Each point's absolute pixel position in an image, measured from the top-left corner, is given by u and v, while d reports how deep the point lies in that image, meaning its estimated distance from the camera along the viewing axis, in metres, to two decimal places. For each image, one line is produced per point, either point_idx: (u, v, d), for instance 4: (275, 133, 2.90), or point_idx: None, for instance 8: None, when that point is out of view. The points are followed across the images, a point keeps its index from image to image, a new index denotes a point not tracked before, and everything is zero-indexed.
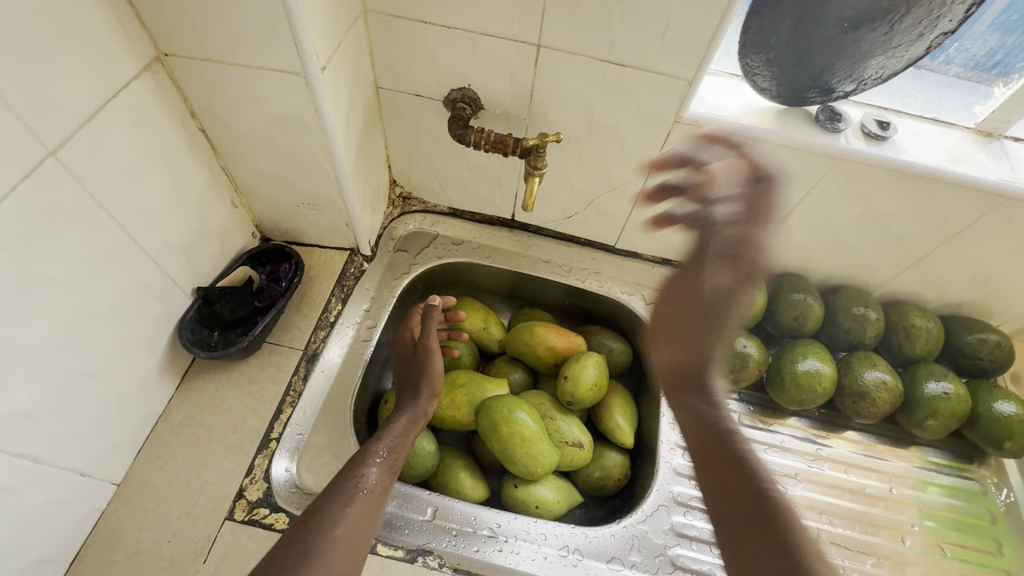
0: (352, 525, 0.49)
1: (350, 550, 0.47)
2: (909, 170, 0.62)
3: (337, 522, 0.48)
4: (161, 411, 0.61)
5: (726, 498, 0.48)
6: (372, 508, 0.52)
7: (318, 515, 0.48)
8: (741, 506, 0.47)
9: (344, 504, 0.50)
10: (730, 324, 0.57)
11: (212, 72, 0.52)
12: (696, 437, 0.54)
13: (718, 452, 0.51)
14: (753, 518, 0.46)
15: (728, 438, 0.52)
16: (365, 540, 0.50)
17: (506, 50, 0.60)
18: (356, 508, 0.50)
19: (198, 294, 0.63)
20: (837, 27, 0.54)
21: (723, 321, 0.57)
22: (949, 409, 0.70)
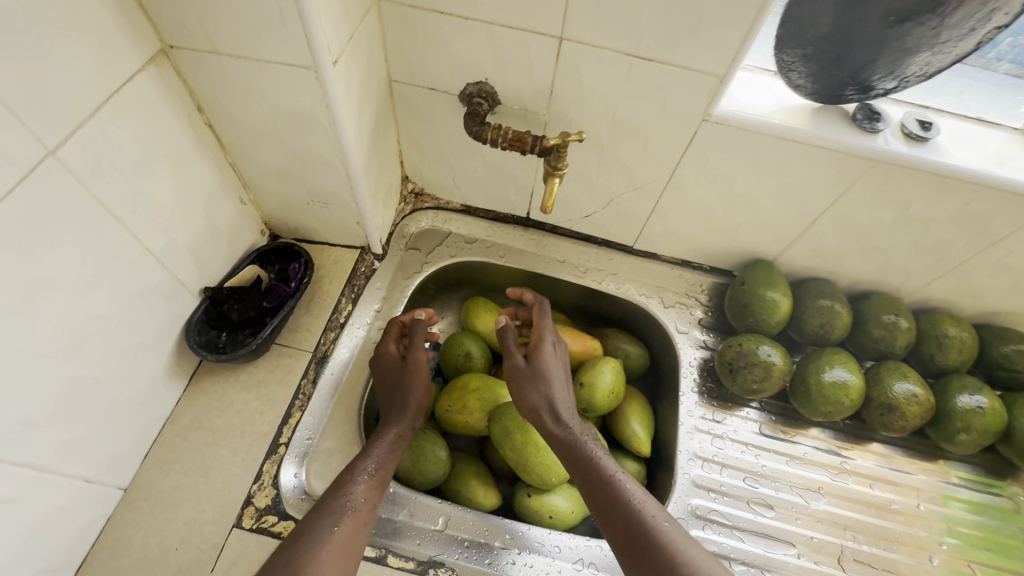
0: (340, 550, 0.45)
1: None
2: (951, 174, 0.58)
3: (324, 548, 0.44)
4: (168, 414, 0.60)
5: (598, 507, 0.53)
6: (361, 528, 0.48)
7: (303, 538, 0.45)
8: (618, 520, 0.51)
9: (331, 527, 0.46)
10: (555, 368, 0.64)
11: (219, 65, 0.50)
12: (565, 453, 0.58)
13: (583, 466, 0.56)
14: (620, 530, 0.50)
15: (584, 453, 0.57)
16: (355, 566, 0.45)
17: (525, 43, 0.57)
18: (345, 527, 0.47)
19: (205, 294, 0.61)
20: (881, 22, 0.50)
21: (549, 365, 0.63)
22: (983, 423, 0.67)
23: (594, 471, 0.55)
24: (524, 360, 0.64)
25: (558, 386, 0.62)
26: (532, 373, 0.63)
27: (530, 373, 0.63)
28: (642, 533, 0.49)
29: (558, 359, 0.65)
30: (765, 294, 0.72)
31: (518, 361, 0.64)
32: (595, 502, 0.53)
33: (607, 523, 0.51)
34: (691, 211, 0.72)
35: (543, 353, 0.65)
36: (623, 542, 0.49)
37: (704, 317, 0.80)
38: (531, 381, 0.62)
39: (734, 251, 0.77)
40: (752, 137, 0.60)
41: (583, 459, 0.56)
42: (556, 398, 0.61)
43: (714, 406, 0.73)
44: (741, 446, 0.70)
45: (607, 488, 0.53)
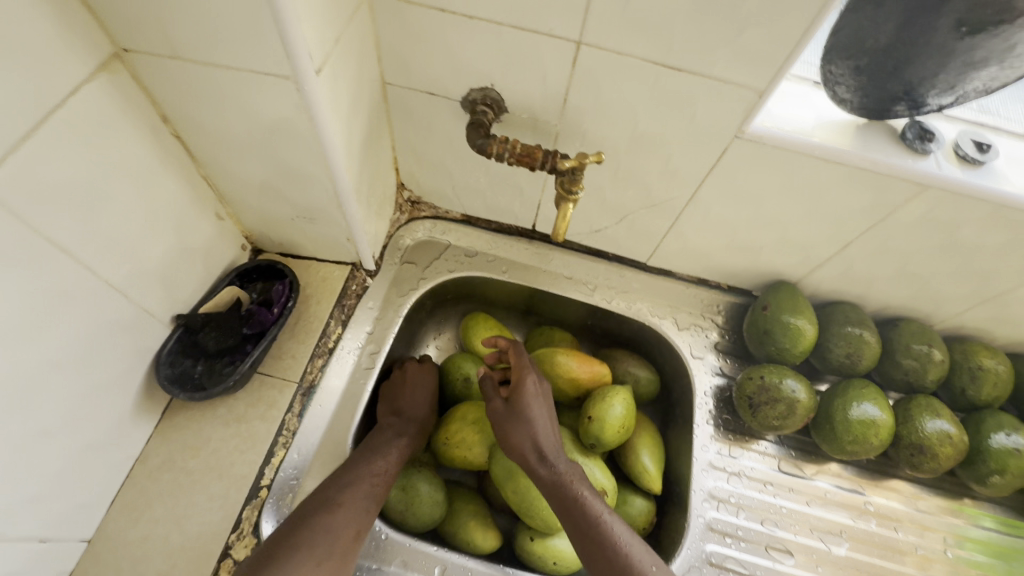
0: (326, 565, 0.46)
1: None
2: (1007, 203, 0.53)
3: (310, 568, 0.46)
4: (137, 454, 0.55)
5: (586, 555, 0.52)
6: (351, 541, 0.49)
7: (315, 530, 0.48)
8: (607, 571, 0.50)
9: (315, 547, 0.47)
10: (536, 408, 0.59)
11: (183, 72, 0.43)
12: (551, 495, 0.54)
13: (568, 510, 0.53)
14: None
15: (569, 494, 0.53)
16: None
17: (538, 47, 0.50)
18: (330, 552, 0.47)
19: (177, 322, 0.55)
20: (951, 32, 0.44)
21: (531, 407, 0.59)
22: (1020, 466, 0.62)
23: (579, 513, 0.52)
24: (505, 404, 0.60)
25: (541, 425, 0.58)
26: (515, 412, 0.58)
27: (513, 413, 0.58)
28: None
29: (541, 397, 0.61)
30: (790, 321, 0.66)
31: (498, 402, 0.60)
32: (583, 550, 0.52)
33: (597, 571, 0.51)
34: (711, 231, 0.66)
35: (524, 392, 0.60)
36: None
37: (720, 341, 0.74)
38: (513, 422, 0.58)
39: (755, 271, 0.72)
40: (787, 157, 0.53)
41: (568, 503, 0.53)
42: (540, 436, 0.57)
43: (731, 441, 0.68)
44: (758, 485, 0.66)
45: (596, 536, 0.52)
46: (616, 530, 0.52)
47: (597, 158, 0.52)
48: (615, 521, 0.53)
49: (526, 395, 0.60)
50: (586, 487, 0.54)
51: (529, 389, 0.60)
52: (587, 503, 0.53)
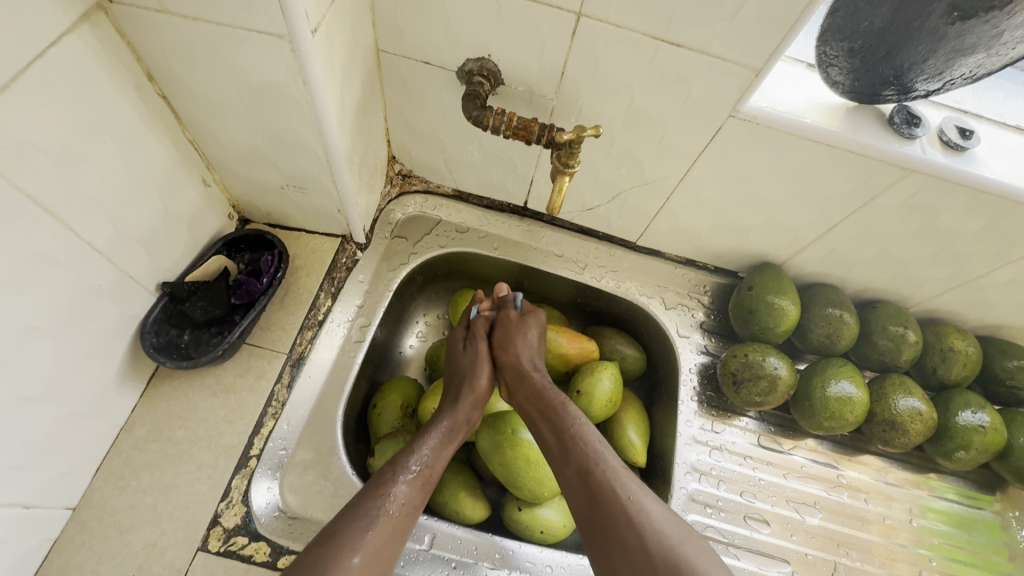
0: (374, 551, 0.44)
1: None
2: (987, 188, 0.54)
3: (357, 545, 0.43)
4: (122, 423, 0.54)
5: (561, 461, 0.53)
6: (399, 535, 0.46)
7: (334, 536, 0.43)
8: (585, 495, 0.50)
9: (366, 527, 0.45)
10: (536, 341, 0.66)
11: (172, 29, 0.41)
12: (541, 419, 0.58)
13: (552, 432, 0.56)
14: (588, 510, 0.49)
15: (551, 402, 0.58)
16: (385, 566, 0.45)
17: (537, 18, 0.49)
18: (376, 535, 0.45)
19: (163, 290, 0.54)
20: (942, 18, 0.44)
21: (527, 329, 0.66)
22: (983, 442, 0.66)
23: (557, 417, 0.56)
24: (518, 318, 0.67)
25: (534, 347, 0.65)
26: (519, 341, 0.65)
27: (516, 342, 0.65)
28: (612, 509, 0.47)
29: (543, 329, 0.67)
30: (774, 301, 0.68)
31: (506, 332, 0.66)
32: (566, 469, 0.53)
33: (570, 473, 0.52)
34: (701, 211, 0.67)
35: (531, 321, 0.67)
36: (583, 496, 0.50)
37: (705, 320, 0.76)
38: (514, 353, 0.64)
39: (742, 252, 0.73)
40: (779, 138, 0.54)
41: (553, 424, 0.56)
42: (535, 359, 0.64)
43: (713, 416, 0.70)
44: (738, 459, 0.68)
45: (579, 455, 0.52)
46: (598, 449, 0.52)
47: (586, 133, 0.51)
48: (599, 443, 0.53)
49: (530, 330, 0.66)
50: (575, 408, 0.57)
51: (535, 329, 0.66)
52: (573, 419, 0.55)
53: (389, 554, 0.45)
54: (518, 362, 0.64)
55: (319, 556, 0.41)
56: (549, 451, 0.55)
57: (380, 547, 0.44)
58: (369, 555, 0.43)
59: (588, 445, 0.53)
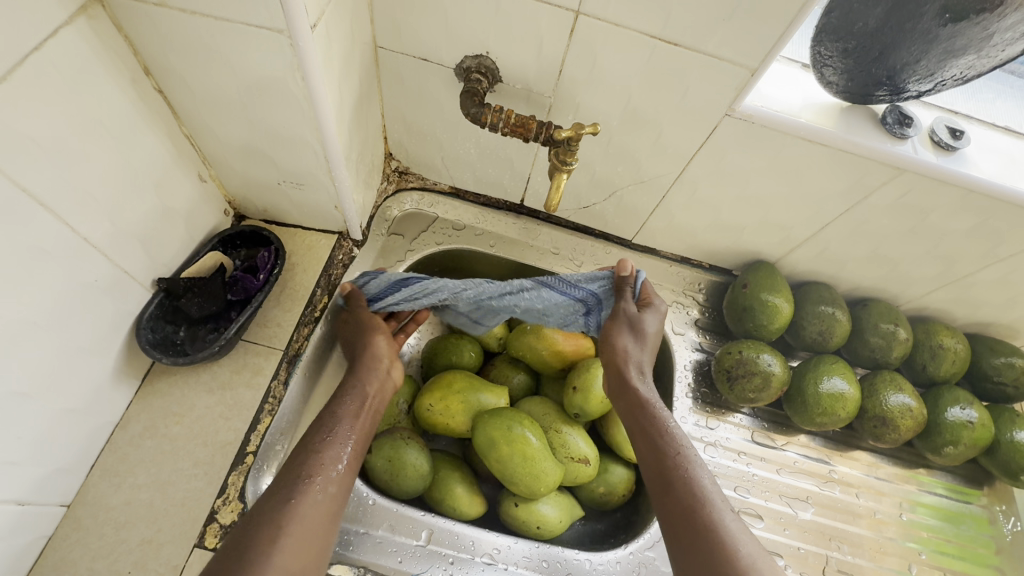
0: (302, 520, 0.43)
1: (306, 550, 0.42)
2: (977, 187, 0.55)
3: (281, 519, 0.42)
4: (117, 420, 0.54)
5: (659, 482, 0.48)
6: (327, 499, 0.45)
7: (260, 514, 0.42)
8: (674, 515, 0.46)
9: (287, 499, 0.44)
10: (648, 332, 0.61)
11: (169, 23, 0.41)
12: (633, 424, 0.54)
13: (645, 441, 0.52)
14: (675, 532, 0.45)
15: (655, 418, 0.53)
16: (323, 535, 0.44)
17: (535, 15, 0.50)
18: (300, 504, 0.44)
19: (158, 286, 0.54)
20: (935, 19, 0.45)
21: (646, 325, 0.61)
22: (971, 437, 0.67)
23: (664, 436, 0.51)
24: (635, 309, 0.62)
25: (647, 348, 0.60)
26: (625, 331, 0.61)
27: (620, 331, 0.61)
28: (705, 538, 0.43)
29: (660, 319, 0.63)
30: (768, 299, 0.69)
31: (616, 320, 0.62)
32: (658, 484, 0.48)
33: (667, 498, 0.47)
34: (697, 209, 0.68)
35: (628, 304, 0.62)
36: (680, 527, 0.45)
37: (700, 317, 0.77)
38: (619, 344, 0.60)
39: (736, 250, 0.74)
40: (775, 136, 0.55)
41: (649, 435, 0.52)
42: (642, 361, 0.59)
43: (708, 412, 0.71)
44: (732, 454, 0.69)
45: (674, 472, 0.48)
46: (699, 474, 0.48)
47: (585, 130, 0.52)
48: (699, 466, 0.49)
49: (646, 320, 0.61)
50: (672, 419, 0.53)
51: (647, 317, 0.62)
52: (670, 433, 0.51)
53: (325, 525, 0.44)
54: (620, 360, 0.59)
55: (247, 534, 0.41)
56: (647, 469, 0.50)
57: (312, 520, 0.43)
58: (296, 532, 0.42)
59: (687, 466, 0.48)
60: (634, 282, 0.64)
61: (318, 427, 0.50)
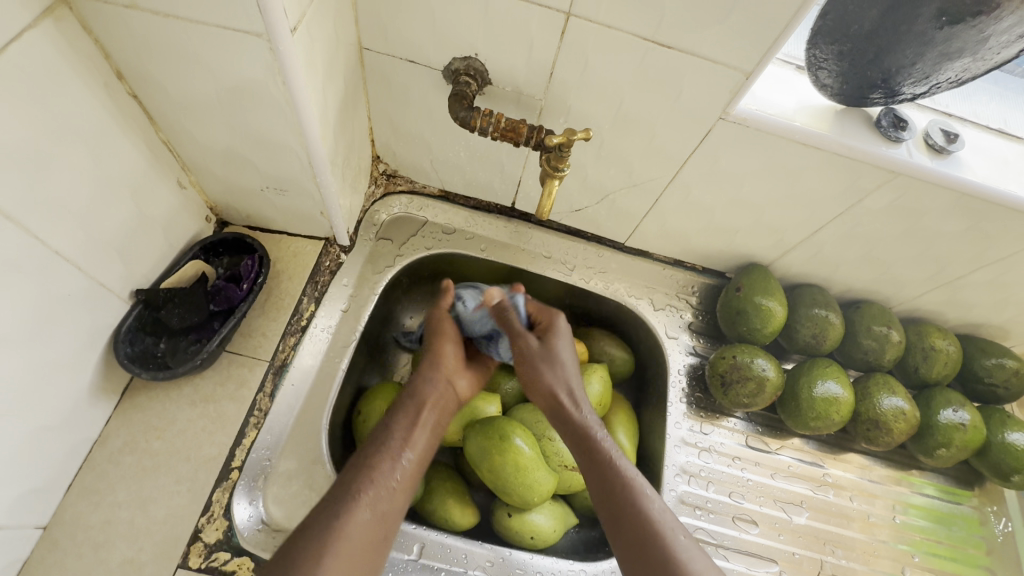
0: (349, 555, 0.42)
1: (353, 569, 0.42)
2: (970, 191, 0.55)
3: (325, 560, 0.41)
4: (96, 436, 0.52)
5: (601, 493, 0.50)
6: (376, 535, 0.44)
7: (299, 549, 0.41)
8: (622, 532, 0.48)
9: (333, 535, 0.42)
10: (568, 358, 0.58)
11: (142, 26, 0.39)
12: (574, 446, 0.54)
13: (587, 462, 0.52)
14: (629, 550, 0.47)
15: (586, 435, 0.53)
16: (366, 570, 0.43)
17: (525, 17, 0.48)
18: (347, 539, 0.42)
19: (137, 298, 0.52)
20: (930, 22, 0.44)
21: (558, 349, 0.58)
22: (963, 439, 0.67)
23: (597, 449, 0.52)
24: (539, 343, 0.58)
25: (569, 369, 0.57)
26: (553, 362, 0.57)
27: (547, 358, 0.57)
28: (654, 555, 0.45)
29: (569, 345, 0.59)
30: (762, 302, 0.68)
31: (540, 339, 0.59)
32: (601, 496, 0.50)
33: (609, 510, 0.49)
34: (690, 212, 0.67)
35: (557, 335, 0.59)
36: (624, 533, 0.48)
37: (693, 321, 0.76)
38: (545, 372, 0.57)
39: (730, 253, 0.73)
40: (769, 140, 0.54)
41: (591, 457, 0.52)
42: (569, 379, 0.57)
43: (702, 417, 0.71)
44: (726, 459, 0.69)
45: (619, 493, 0.49)
46: (644, 489, 0.49)
47: (581, 135, 0.51)
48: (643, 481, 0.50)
49: (558, 349, 0.58)
50: (608, 440, 0.53)
51: (563, 351, 0.58)
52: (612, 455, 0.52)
53: (369, 554, 0.43)
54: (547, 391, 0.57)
55: (289, 570, 0.40)
56: (589, 482, 0.52)
57: (359, 549, 0.43)
58: (342, 553, 0.42)
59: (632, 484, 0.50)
60: (514, 309, 0.60)
61: (373, 442, 0.49)
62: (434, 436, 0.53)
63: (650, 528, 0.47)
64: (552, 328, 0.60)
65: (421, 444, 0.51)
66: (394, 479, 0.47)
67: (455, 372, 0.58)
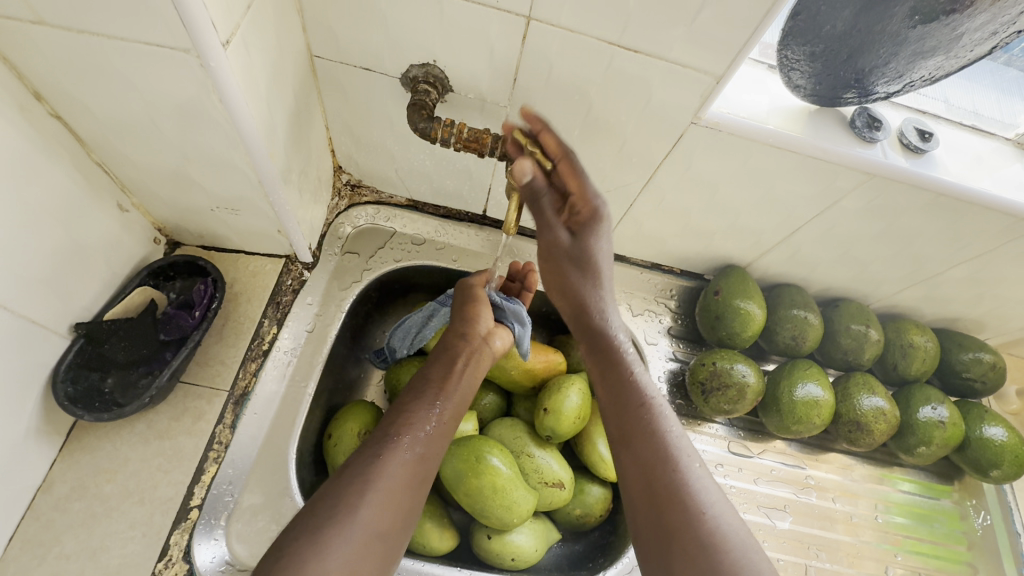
0: (393, 486, 0.44)
1: (393, 509, 0.43)
2: (945, 191, 0.54)
3: (369, 482, 0.43)
4: (40, 482, 0.49)
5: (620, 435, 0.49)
6: (418, 469, 0.46)
7: (347, 474, 0.44)
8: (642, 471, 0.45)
9: (378, 460, 0.44)
10: (604, 260, 0.57)
11: (58, 45, 0.36)
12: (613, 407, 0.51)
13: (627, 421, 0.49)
14: (659, 532, 0.42)
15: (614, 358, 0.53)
16: (408, 503, 0.44)
17: (482, 22, 0.45)
18: (390, 468, 0.44)
19: (77, 333, 0.49)
20: (904, 20, 0.43)
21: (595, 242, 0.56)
22: (943, 437, 0.67)
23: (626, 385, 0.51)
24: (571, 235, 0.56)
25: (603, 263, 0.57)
26: (595, 272, 0.56)
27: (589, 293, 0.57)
28: (694, 539, 0.40)
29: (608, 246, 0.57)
30: (740, 305, 0.67)
31: (575, 258, 0.56)
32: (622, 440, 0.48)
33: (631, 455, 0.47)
34: (666, 217, 0.65)
35: (598, 231, 0.55)
36: (643, 481, 0.45)
37: (672, 325, 0.75)
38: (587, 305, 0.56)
39: (708, 256, 0.71)
40: (742, 144, 0.52)
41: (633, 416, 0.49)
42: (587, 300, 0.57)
43: (683, 424, 0.69)
44: (710, 466, 0.68)
45: (640, 428, 0.48)
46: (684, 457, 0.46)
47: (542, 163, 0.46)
48: (688, 452, 0.46)
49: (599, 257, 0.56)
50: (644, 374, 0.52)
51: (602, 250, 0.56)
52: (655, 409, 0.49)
53: (411, 489, 0.45)
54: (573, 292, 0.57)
55: (334, 491, 0.42)
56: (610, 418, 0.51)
57: (399, 481, 0.44)
58: (382, 491, 0.43)
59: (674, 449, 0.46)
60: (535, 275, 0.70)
61: (413, 391, 0.52)
62: (468, 388, 0.55)
63: (689, 502, 0.43)
64: (586, 230, 0.55)
65: (460, 390, 0.53)
66: (432, 423, 0.49)
67: (490, 333, 0.60)
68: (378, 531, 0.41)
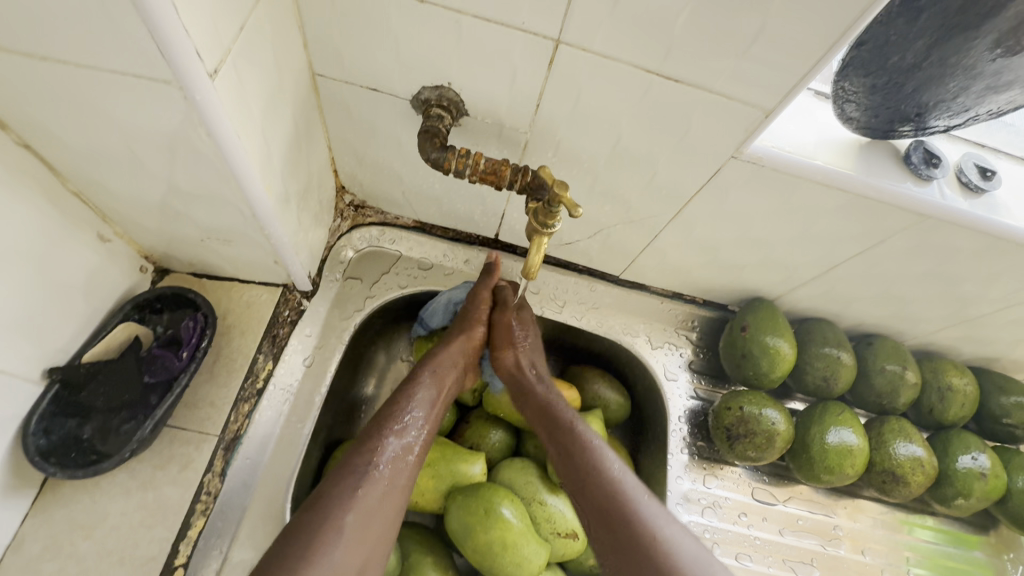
0: (365, 516, 0.42)
1: (368, 538, 0.41)
2: (1006, 236, 0.49)
3: (345, 508, 0.41)
4: (10, 539, 0.44)
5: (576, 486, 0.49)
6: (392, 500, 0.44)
7: (323, 497, 0.42)
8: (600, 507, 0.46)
9: (355, 485, 0.43)
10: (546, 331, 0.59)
11: (20, 72, 0.32)
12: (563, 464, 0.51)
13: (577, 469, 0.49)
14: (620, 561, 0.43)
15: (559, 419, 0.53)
16: (381, 531, 0.43)
17: (506, 42, 0.40)
18: (365, 496, 0.43)
19: (52, 378, 0.45)
20: (984, 53, 0.38)
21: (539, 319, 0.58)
22: (983, 489, 0.63)
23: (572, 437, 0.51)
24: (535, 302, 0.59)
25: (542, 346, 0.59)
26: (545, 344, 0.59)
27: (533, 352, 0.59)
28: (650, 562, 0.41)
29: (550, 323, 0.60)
30: (770, 343, 0.62)
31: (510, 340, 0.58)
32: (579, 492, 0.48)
33: (587, 506, 0.47)
34: (693, 249, 0.60)
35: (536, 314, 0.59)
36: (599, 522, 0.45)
37: (693, 359, 0.70)
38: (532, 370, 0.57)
39: (734, 287, 0.66)
40: (786, 180, 0.47)
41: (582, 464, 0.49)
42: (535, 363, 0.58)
43: (705, 468, 0.65)
44: (733, 515, 0.64)
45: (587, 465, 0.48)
46: (655, 517, 0.44)
47: (570, 213, 0.42)
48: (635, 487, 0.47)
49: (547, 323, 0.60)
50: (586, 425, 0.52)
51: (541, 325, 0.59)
52: (615, 483, 0.47)
53: (386, 512, 0.43)
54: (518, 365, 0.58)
55: (310, 520, 0.40)
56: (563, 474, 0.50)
57: (375, 503, 0.43)
58: (361, 514, 0.42)
59: (641, 516, 0.44)
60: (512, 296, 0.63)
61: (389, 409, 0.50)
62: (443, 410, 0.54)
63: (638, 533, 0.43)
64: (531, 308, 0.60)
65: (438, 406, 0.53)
66: (408, 446, 0.48)
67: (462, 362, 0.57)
68: (358, 554, 0.40)
